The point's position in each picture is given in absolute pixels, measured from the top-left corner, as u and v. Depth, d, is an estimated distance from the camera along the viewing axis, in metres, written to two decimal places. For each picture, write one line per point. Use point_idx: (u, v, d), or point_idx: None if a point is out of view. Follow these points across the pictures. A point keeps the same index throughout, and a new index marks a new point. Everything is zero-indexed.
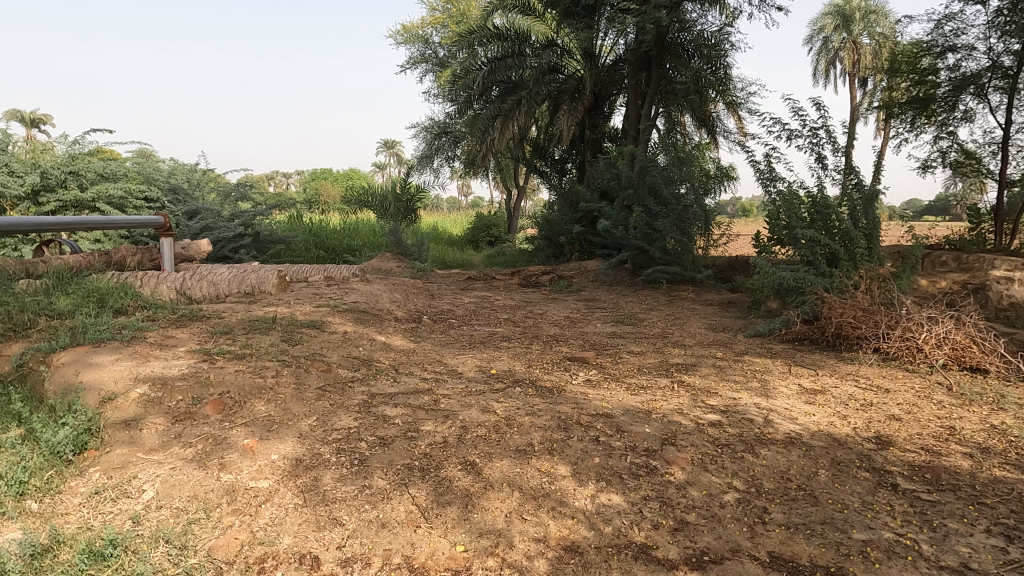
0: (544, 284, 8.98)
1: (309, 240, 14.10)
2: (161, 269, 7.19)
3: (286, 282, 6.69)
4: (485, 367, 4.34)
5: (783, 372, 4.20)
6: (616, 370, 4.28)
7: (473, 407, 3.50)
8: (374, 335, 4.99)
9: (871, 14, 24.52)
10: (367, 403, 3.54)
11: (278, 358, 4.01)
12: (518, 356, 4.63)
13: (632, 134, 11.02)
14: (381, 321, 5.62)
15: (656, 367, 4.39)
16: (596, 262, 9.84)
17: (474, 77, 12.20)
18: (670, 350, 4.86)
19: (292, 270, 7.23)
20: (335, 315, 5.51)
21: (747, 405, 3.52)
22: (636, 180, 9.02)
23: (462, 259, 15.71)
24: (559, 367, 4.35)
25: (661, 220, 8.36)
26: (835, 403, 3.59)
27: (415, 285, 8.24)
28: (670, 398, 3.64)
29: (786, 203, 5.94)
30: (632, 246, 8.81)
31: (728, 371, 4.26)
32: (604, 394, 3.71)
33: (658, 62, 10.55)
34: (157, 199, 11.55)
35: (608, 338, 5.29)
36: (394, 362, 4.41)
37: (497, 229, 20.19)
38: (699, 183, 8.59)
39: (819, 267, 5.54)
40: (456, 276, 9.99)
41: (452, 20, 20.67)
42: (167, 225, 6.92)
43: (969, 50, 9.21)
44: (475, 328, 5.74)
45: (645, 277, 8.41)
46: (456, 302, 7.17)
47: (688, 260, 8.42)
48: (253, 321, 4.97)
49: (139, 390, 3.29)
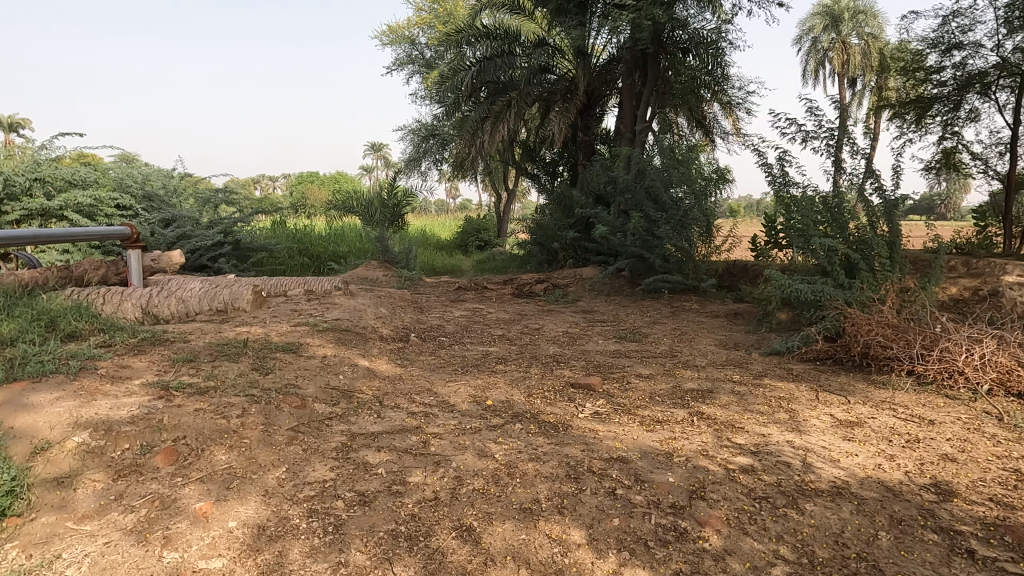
0: (539, 293, 8.56)
1: (292, 247, 13.59)
2: (128, 284, 6.69)
3: (263, 298, 6.21)
4: (480, 397, 3.89)
5: (811, 400, 3.79)
6: (626, 400, 3.84)
7: (467, 451, 3.05)
8: (356, 359, 4.52)
9: (859, 14, 24.28)
10: (347, 446, 3.09)
11: (245, 391, 3.54)
12: (516, 383, 4.19)
13: (628, 136, 10.61)
14: (364, 342, 5.15)
15: (670, 395, 3.96)
16: (593, 270, 9.43)
17: (462, 78, 11.77)
18: (682, 373, 4.43)
19: (270, 284, 6.75)
20: (314, 336, 5.04)
21: (780, 445, 3.10)
22: (633, 184, 8.61)
23: (451, 264, 15.26)
24: (562, 396, 3.91)
25: (662, 227, 7.95)
26: (877, 440, 3.18)
27: (402, 296, 7.78)
28: (692, 436, 3.21)
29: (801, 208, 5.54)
30: (630, 254, 8.40)
31: (750, 399, 3.84)
32: (618, 431, 3.28)
33: (655, 61, 10.10)
34: (129, 206, 11.01)
35: (613, 359, 4.86)
36: (379, 392, 3.94)
37: (486, 234, 19.74)
38: (700, 187, 8.17)
39: (838, 279, 5.12)
40: (446, 285, 9.55)
41: (438, 20, 20.18)
42: (134, 236, 6.44)
43: (977, 47, 8.85)
44: (468, 348, 5.29)
45: (645, 286, 8.00)
46: (446, 315, 6.72)
47: (690, 268, 8.01)
48: (221, 345, 4.50)
49: (77, 439, 2.81)
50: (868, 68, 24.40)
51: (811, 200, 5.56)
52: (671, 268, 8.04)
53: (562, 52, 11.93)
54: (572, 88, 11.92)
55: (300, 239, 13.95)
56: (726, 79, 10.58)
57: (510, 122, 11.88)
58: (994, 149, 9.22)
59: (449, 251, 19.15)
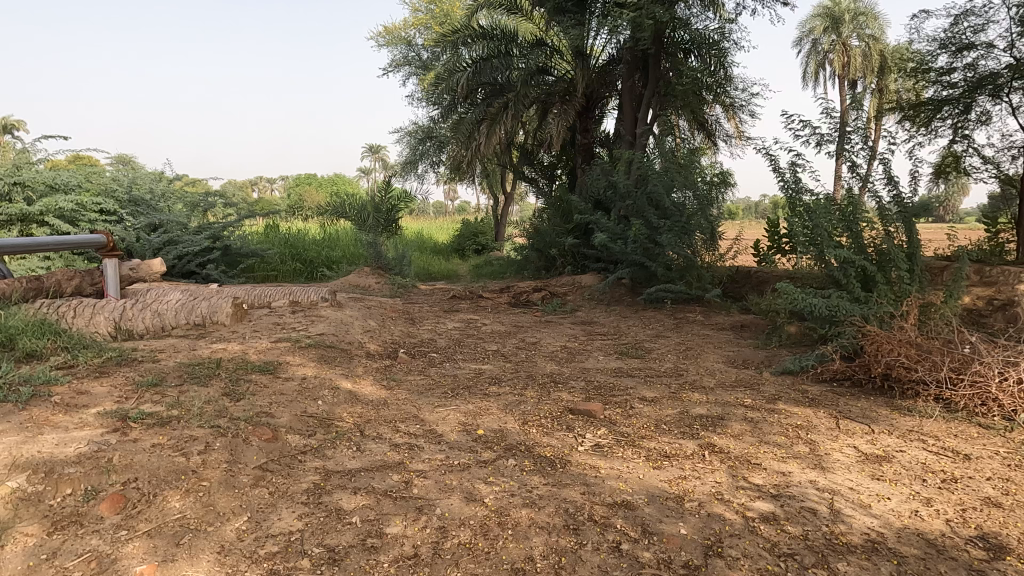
0: (536, 303, 8.24)
1: (285, 252, 13.24)
2: (104, 295, 6.36)
3: (244, 311, 5.86)
4: (470, 426, 3.56)
5: (832, 430, 3.47)
6: (630, 428, 3.52)
7: (454, 494, 2.73)
8: (338, 381, 4.20)
9: (860, 16, 24.03)
10: (319, 487, 2.77)
11: (211, 422, 3.22)
12: (510, 408, 3.87)
13: (629, 139, 10.30)
14: (349, 360, 4.83)
15: (678, 422, 3.65)
16: (592, 278, 9.11)
17: (458, 79, 11.44)
18: (689, 396, 4.11)
19: (253, 295, 6.41)
20: (295, 353, 4.71)
21: (803, 486, 2.78)
22: (634, 189, 8.30)
23: (447, 269, 14.94)
24: (560, 424, 3.59)
25: (664, 233, 7.61)
26: (909, 479, 2.87)
27: (393, 306, 7.46)
28: (705, 475, 2.89)
29: (813, 214, 5.23)
30: (631, 261, 8.08)
31: (764, 428, 3.52)
32: (622, 469, 2.96)
33: (656, 62, 9.80)
34: (114, 211, 10.69)
35: (614, 380, 4.54)
36: (360, 421, 3.61)
37: (484, 237, 19.38)
38: (703, 192, 7.87)
39: (854, 292, 4.82)
40: (440, 293, 9.23)
41: (435, 20, 19.86)
42: (110, 244, 6.11)
43: (989, 48, 8.57)
44: (459, 365, 4.97)
45: (647, 295, 7.69)
46: (438, 328, 6.40)
47: (693, 277, 7.70)
48: (193, 366, 4.17)
49: (10, 484, 2.48)
50: (868, 70, 24.18)
51: (827, 205, 5.24)
52: (674, 277, 7.73)
53: (560, 53, 11.71)
54: (571, 90, 11.62)
55: (292, 244, 13.62)
56: (729, 81, 10.28)
57: (507, 125, 11.56)
58: (1006, 152, 8.93)
59: (446, 256, 18.81)
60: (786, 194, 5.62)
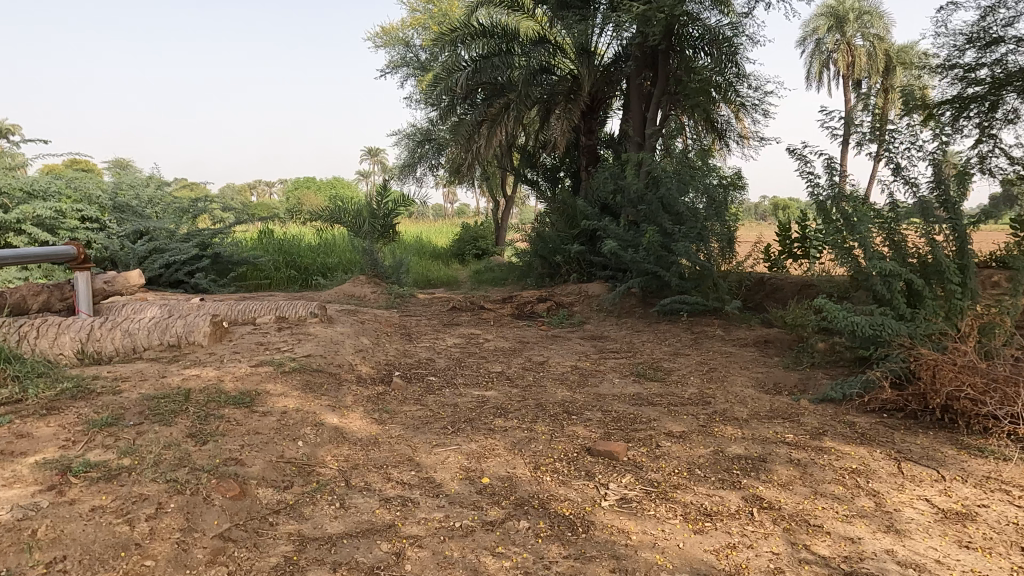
0: (541, 314, 7.76)
1: (279, 259, 12.76)
2: (74, 311, 5.89)
3: (224, 330, 5.28)
4: (474, 472, 3.07)
5: (896, 477, 2.98)
6: (659, 475, 3.03)
7: (456, 570, 2.24)
8: (322, 414, 3.71)
9: (865, 15, 23.51)
10: (292, 563, 2.27)
11: (168, 475, 2.73)
12: (519, 448, 3.37)
13: (638, 140, 9.80)
14: (337, 386, 4.33)
15: (713, 465, 3.16)
16: (599, 287, 8.64)
17: (456, 79, 11.00)
18: (722, 431, 3.62)
19: (236, 310, 5.91)
20: (276, 380, 4.22)
21: (879, 559, 2.28)
22: (645, 193, 7.79)
23: (447, 275, 14.47)
24: (577, 470, 3.10)
25: (678, 240, 7.11)
26: (1004, 547, 2.37)
27: (389, 320, 6.97)
28: (758, 543, 2.40)
29: (852, 219, 4.71)
30: (643, 271, 7.59)
31: (817, 474, 3.02)
32: (658, 535, 2.46)
33: (666, 58, 9.31)
34: (96, 218, 10.23)
35: (633, 409, 4.04)
36: (346, 465, 3.13)
37: (485, 241, 18.83)
38: (719, 195, 7.36)
39: (899, 309, 4.33)
40: (439, 303, 8.75)
41: (433, 20, 19.33)
42: (79, 256, 5.65)
43: (1019, 42, 8.08)
44: (459, 392, 4.47)
45: (660, 307, 7.19)
46: (436, 345, 5.91)
47: (709, 287, 7.19)
48: (158, 399, 3.66)
49: None
50: (873, 71, 23.71)
51: (866, 210, 4.74)
52: (688, 287, 7.22)
53: (563, 50, 11.24)
54: (575, 89, 11.15)
55: (287, 250, 13.13)
56: (741, 79, 9.83)
57: (508, 126, 11.05)
58: None
59: (445, 261, 18.29)
60: (819, 199, 5.10)
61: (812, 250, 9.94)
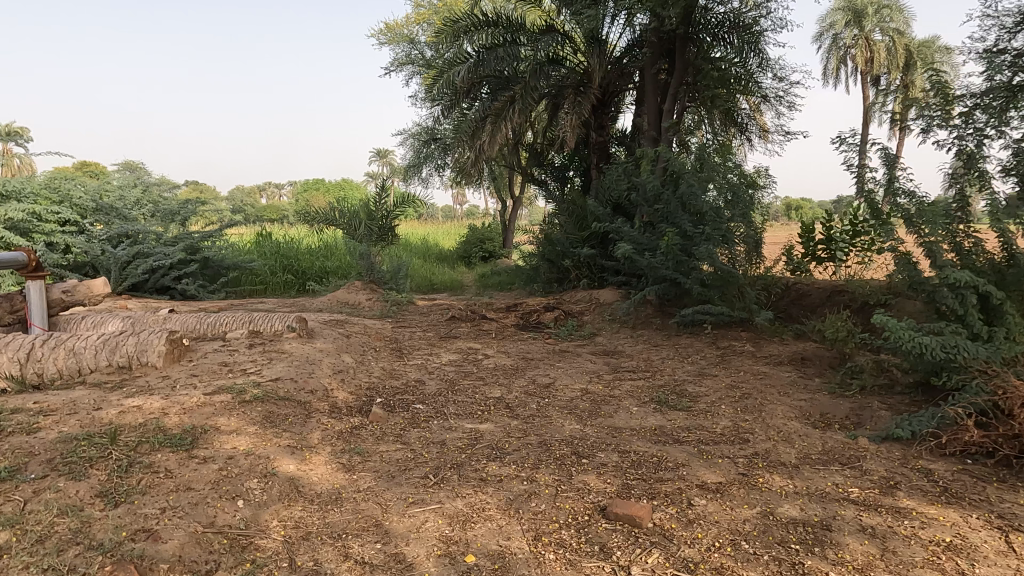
0: (547, 325, 7.08)
1: (274, 263, 12.16)
2: (27, 325, 5.31)
3: (184, 349, 4.60)
4: (456, 547, 2.38)
5: (1009, 558, 2.26)
6: (695, 553, 2.34)
7: None
8: (278, 460, 3.04)
9: (885, 9, 22.65)
10: None
11: (49, 562, 2.08)
12: (516, 508, 2.68)
13: (653, 134, 9.07)
14: (304, 420, 3.66)
15: (763, 535, 2.45)
16: (612, 294, 7.94)
17: (458, 72, 10.34)
18: (771, 483, 2.92)
19: (205, 325, 5.27)
20: (230, 414, 3.55)
21: None
22: (662, 192, 7.10)
23: (451, 279, 13.81)
24: (589, 544, 2.41)
25: (700, 242, 6.40)
26: None
27: (380, 333, 6.30)
28: None
29: (915, 217, 3.97)
30: (660, 277, 6.87)
31: (902, 552, 2.31)
32: None
33: (685, 46, 8.59)
34: (75, 221, 9.67)
35: (657, 451, 3.35)
36: (295, 535, 2.46)
37: (491, 244, 18.12)
38: (745, 193, 6.63)
39: (977, 329, 3.62)
40: (438, 312, 8.10)
41: (438, 15, 18.64)
42: (30, 264, 5.07)
43: None
44: (449, 425, 3.78)
45: (681, 318, 6.48)
46: (429, 363, 5.24)
47: (735, 295, 6.46)
48: (78, 440, 3.01)
49: None
50: (892, 68, 22.85)
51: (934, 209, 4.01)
52: (712, 296, 6.50)
53: (572, 41, 10.58)
54: (585, 82, 10.45)
55: (283, 253, 12.52)
56: (765, 70, 9.11)
57: (514, 121, 10.34)
58: None
59: (450, 265, 17.62)
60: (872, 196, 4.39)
61: (838, 252, 9.19)
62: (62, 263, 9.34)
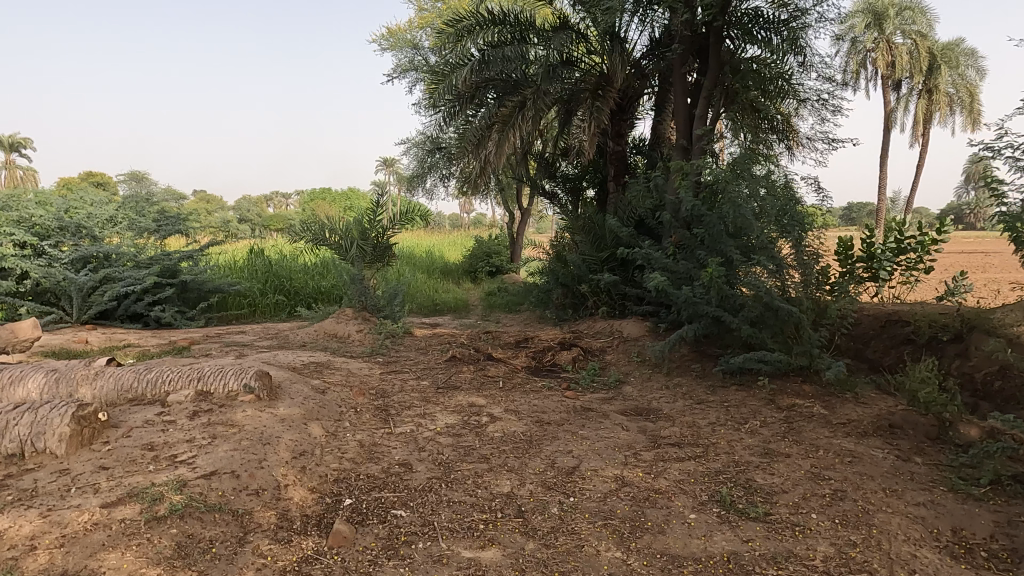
0: (565, 368, 6.02)
1: (262, 284, 11.15)
2: None
3: (100, 426, 3.54)
4: None
5: None
6: None
7: None
8: None
9: (906, 10, 21.36)
10: None
11: None
12: None
13: (682, 143, 7.97)
14: (234, 550, 2.60)
15: None
16: (636, 327, 6.87)
17: (460, 76, 9.31)
18: None
19: (143, 384, 4.23)
20: (126, 546, 2.49)
21: None
22: (699, 210, 6.02)
23: (455, 298, 12.76)
24: None
25: (749, 274, 5.30)
26: None
27: (363, 384, 5.21)
28: None
29: None
30: (699, 314, 5.79)
31: None
32: None
33: (719, 41, 7.51)
34: (32, 244, 8.64)
35: None
36: None
37: (498, 258, 17.05)
38: (800, 213, 5.55)
39: None
40: (438, 347, 7.04)
41: (440, 19, 17.65)
42: None
43: None
44: (440, 552, 2.69)
45: (726, 363, 5.39)
46: (418, 433, 4.14)
47: (792, 337, 5.36)
48: None
49: None
50: (916, 71, 21.56)
51: None
52: (763, 337, 5.40)
53: (587, 40, 9.53)
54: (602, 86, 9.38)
55: (273, 273, 11.52)
56: (808, 71, 8.05)
57: (523, 128, 9.26)
58: None
59: (455, 280, 16.60)
60: None
61: (881, 271, 7.84)
62: (18, 290, 8.33)
